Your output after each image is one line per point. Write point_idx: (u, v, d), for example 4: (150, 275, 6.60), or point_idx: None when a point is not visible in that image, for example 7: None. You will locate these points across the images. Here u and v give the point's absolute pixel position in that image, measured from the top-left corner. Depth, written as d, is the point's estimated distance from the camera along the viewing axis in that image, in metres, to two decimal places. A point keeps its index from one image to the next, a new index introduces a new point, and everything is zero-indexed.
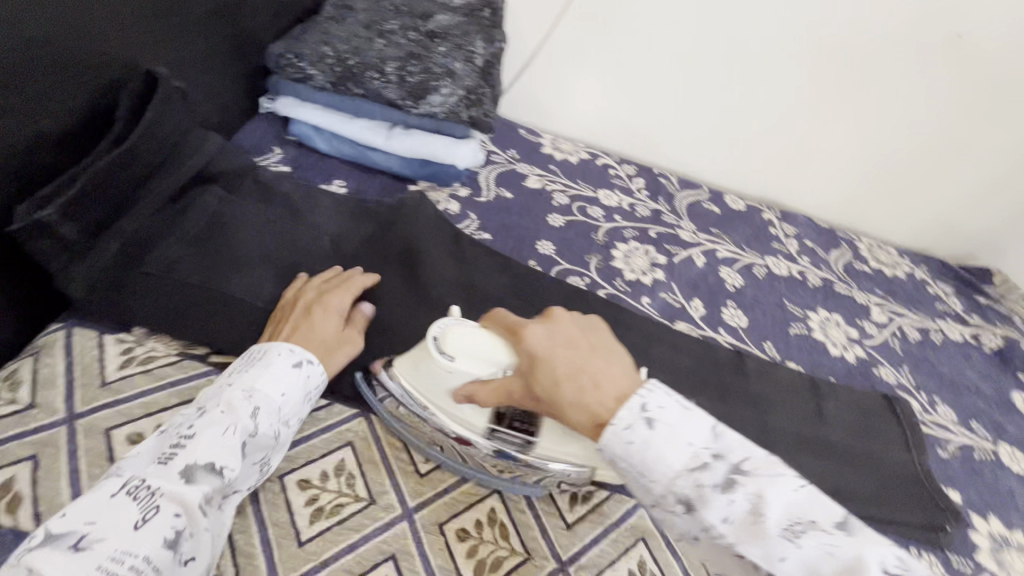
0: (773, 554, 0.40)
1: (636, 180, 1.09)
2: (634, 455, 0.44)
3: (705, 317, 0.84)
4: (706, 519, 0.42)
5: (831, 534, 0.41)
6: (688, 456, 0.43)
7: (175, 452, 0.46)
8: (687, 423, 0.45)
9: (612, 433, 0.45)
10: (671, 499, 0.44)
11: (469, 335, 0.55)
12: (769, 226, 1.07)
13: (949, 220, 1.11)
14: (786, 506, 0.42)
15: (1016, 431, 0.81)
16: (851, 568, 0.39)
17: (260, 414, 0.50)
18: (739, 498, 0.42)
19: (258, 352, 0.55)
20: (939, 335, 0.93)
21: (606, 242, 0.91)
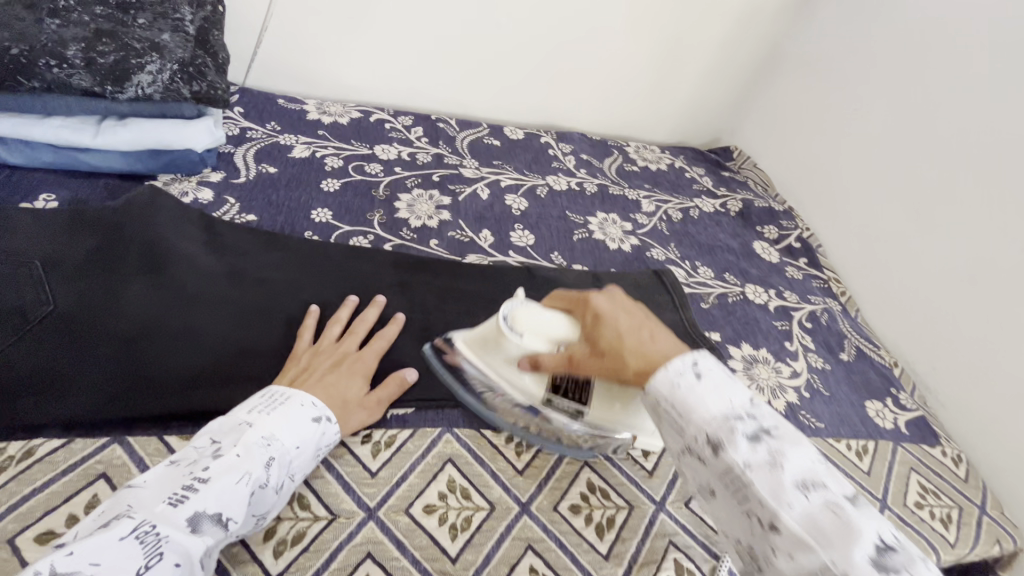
0: (779, 495, 0.40)
1: (415, 129, 1.08)
2: (679, 399, 0.47)
3: (494, 244, 0.88)
4: (732, 459, 0.42)
5: (840, 500, 0.39)
6: (726, 410, 0.45)
7: (187, 495, 0.41)
8: (734, 388, 0.47)
9: (664, 375, 0.48)
10: (701, 443, 0.45)
11: (536, 313, 0.60)
12: (547, 149, 1.15)
13: (691, 110, 1.34)
14: (799, 466, 0.42)
15: (757, 271, 0.99)
16: (849, 530, 0.38)
17: (273, 466, 0.47)
18: (763, 451, 0.42)
19: (281, 393, 0.53)
20: (696, 211, 1.10)
21: (387, 196, 0.90)
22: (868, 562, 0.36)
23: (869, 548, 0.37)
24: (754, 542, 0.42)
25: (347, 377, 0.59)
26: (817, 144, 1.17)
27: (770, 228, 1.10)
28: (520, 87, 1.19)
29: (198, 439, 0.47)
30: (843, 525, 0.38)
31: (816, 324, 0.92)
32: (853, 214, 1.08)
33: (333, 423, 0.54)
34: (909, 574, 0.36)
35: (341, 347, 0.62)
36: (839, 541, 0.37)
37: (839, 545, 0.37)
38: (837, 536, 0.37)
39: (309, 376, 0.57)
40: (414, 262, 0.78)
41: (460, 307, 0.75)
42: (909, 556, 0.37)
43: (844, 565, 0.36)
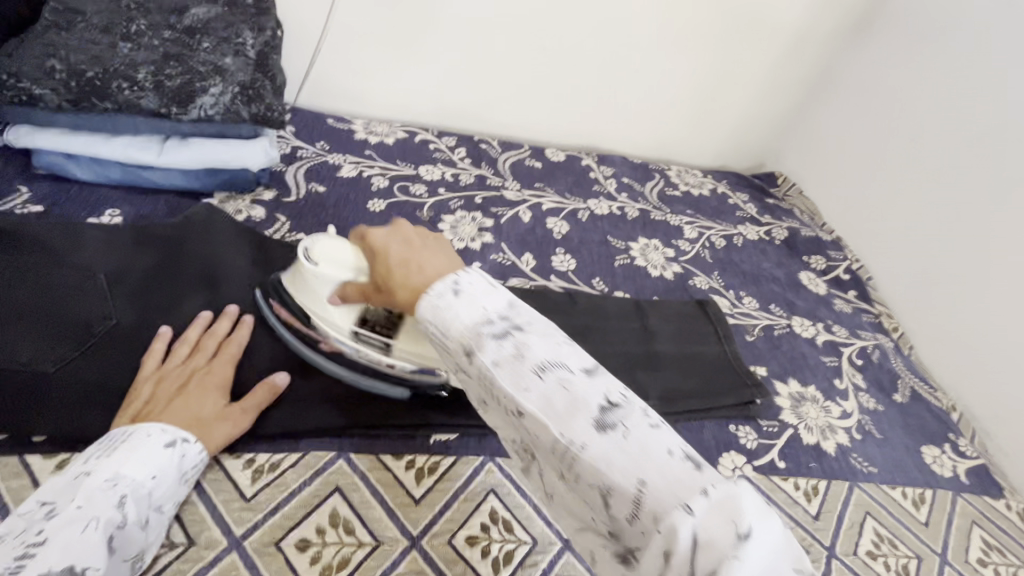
0: (520, 383, 0.38)
1: (459, 150, 1.10)
2: (435, 316, 0.42)
3: (536, 268, 0.88)
4: (479, 360, 0.39)
5: (574, 377, 0.38)
6: (479, 313, 0.41)
7: (25, 561, 0.38)
8: (493, 295, 0.42)
9: (433, 300, 0.42)
10: (456, 351, 0.41)
11: (333, 247, 0.58)
12: (589, 171, 1.15)
13: (735, 135, 1.32)
14: (532, 363, 0.38)
15: (804, 303, 0.97)
16: (578, 403, 0.36)
17: (127, 505, 0.44)
18: (508, 345, 0.39)
19: (122, 432, 0.49)
20: (739, 239, 1.08)
21: (432, 217, 0.91)
22: (592, 428, 0.35)
23: (593, 414, 0.36)
24: (521, 435, 0.40)
25: (202, 395, 0.55)
26: (868, 172, 1.13)
27: (817, 259, 1.07)
28: (564, 109, 1.20)
29: (23, 505, 0.43)
30: (571, 400, 0.37)
31: (867, 361, 0.89)
32: (906, 246, 1.04)
33: (194, 444, 0.50)
34: (630, 430, 0.35)
35: (185, 365, 0.57)
36: (571, 417, 0.36)
37: (565, 418, 0.36)
38: (583, 420, 0.36)
39: (154, 407, 0.52)
40: None
41: None
42: (630, 410, 0.36)
43: (571, 438, 0.36)
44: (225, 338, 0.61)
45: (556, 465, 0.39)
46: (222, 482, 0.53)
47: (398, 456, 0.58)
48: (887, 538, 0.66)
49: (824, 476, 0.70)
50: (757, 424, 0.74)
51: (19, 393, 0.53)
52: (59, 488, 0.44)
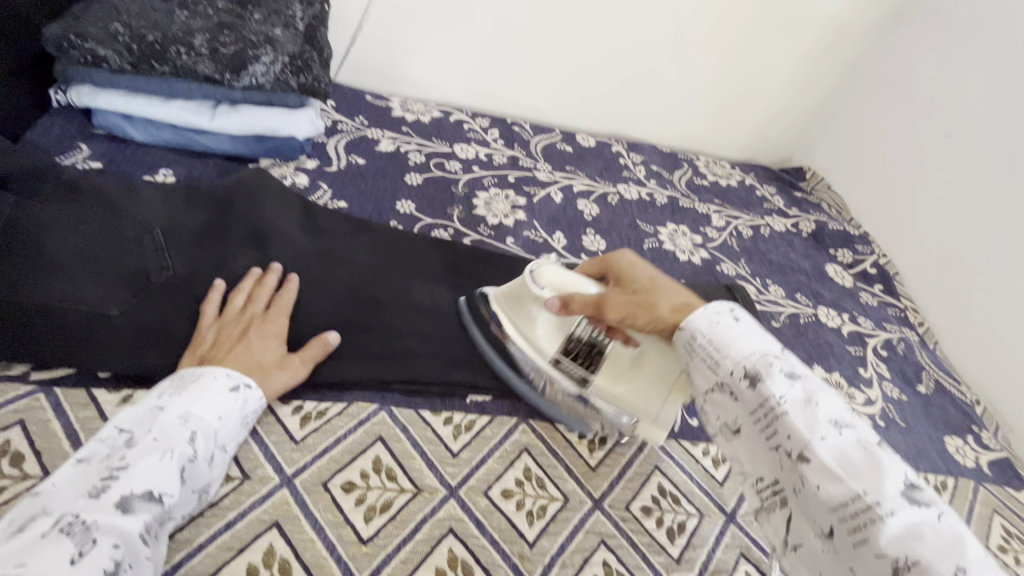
0: (817, 430, 0.43)
1: (492, 131, 1.12)
2: (717, 338, 0.51)
3: (567, 246, 0.90)
4: (769, 389, 0.46)
5: (871, 442, 0.43)
6: (758, 357, 0.48)
7: (107, 485, 0.41)
8: (765, 340, 0.51)
9: (705, 316, 0.53)
10: (739, 377, 0.48)
11: (559, 271, 0.62)
12: (619, 158, 1.17)
13: (765, 128, 1.32)
14: (829, 411, 0.45)
15: (830, 294, 0.98)
16: (879, 466, 0.41)
17: (198, 439, 0.47)
18: (798, 387, 0.46)
19: (191, 372, 0.52)
20: (767, 230, 1.09)
21: (466, 193, 0.93)
22: (899, 496, 0.39)
23: (900, 484, 0.40)
24: (784, 480, 0.45)
25: (259, 343, 0.57)
26: (897, 170, 1.14)
27: (845, 252, 1.08)
28: (597, 95, 1.21)
29: (103, 430, 0.46)
30: (873, 463, 0.41)
31: (892, 352, 0.89)
32: (935, 243, 1.04)
33: (254, 388, 0.53)
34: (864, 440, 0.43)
35: (245, 316, 0.60)
36: (865, 467, 0.41)
37: (868, 479, 0.40)
38: (874, 475, 0.41)
39: (218, 353, 0.55)
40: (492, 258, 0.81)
41: None
42: (927, 492, 0.40)
43: (881, 500, 0.39)
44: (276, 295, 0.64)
45: (809, 515, 0.42)
46: (273, 424, 0.55)
47: (436, 413, 0.61)
48: None
49: None
50: None
51: (85, 331, 0.56)
52: (139, 418, 0.47)
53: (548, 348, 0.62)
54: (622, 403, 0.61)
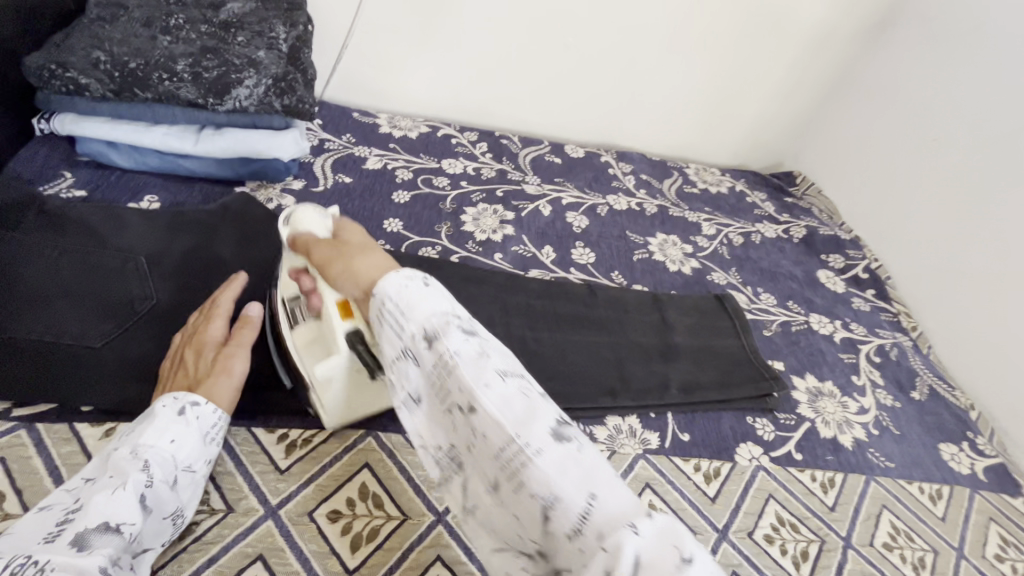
0: (478, 377, 0.42)
1: (480, 145, 1.12)
2: (400, 301, 0.46)
3: (557, 260, 0.89)
4: (443, 347, 0.43)
5: (532, 393, 0.42)
6: (440, 317, 0.44)
7: (63, 528, 0.41)
8: (448, 303, 0.46)
9: (404, 284, 0.46)
10: (419, 337, 0.44)
11: (315, 216, 0.61)
12: (608, 168, 1.17)
13: (754, 134, 1.32)
14: (486, 366, 0.42)
15: (822, 301, 0.97)
16: (574, 457, 0.39)
17: (153, 466, 0.46)
18: (466, 347, 0.43)
19: (143, 414, 0.50)
20: (758, 237, 1.09)
21: (454, 209, 0.93)
22: (549, 435, 0.39)
23: (552, 425, 0.40)
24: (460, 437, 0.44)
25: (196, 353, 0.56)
26: (887, 173, 1.13)
27: (836, 257, 1.08)
28: (585, 106, 1.21)
29: (67, 482, 0.46)
30: (527, 408, 0.41)
31: (885, 359, 0.89)
32: (926, 246, 1.04)
33: (203, 402, 0.51)
34: (577, 447, 0.40)
35: (183, 333, 0.59)
36: (523, 425, 0.40)
37: (524, 423, 0.40)
38: (579, 477, 0.38)
39: (163, 379, 0.54)
40: (480, 275, 0.80)
41: (523, 320, 0.76)
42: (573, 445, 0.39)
43: (529, 442, 0.39)
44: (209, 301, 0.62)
45: (482, 468, 0.42)
46: (257, 454, 0.55)
47: None
48: (903, 531, 0.66)
49: (840, 469, 0.71)
50: (774, 417, 0.74)
51: (68, 365, 0.56)
52: (96, 461, 0.47)
53: (284, 289, 0.61)
54: (325, 387, 0.54)
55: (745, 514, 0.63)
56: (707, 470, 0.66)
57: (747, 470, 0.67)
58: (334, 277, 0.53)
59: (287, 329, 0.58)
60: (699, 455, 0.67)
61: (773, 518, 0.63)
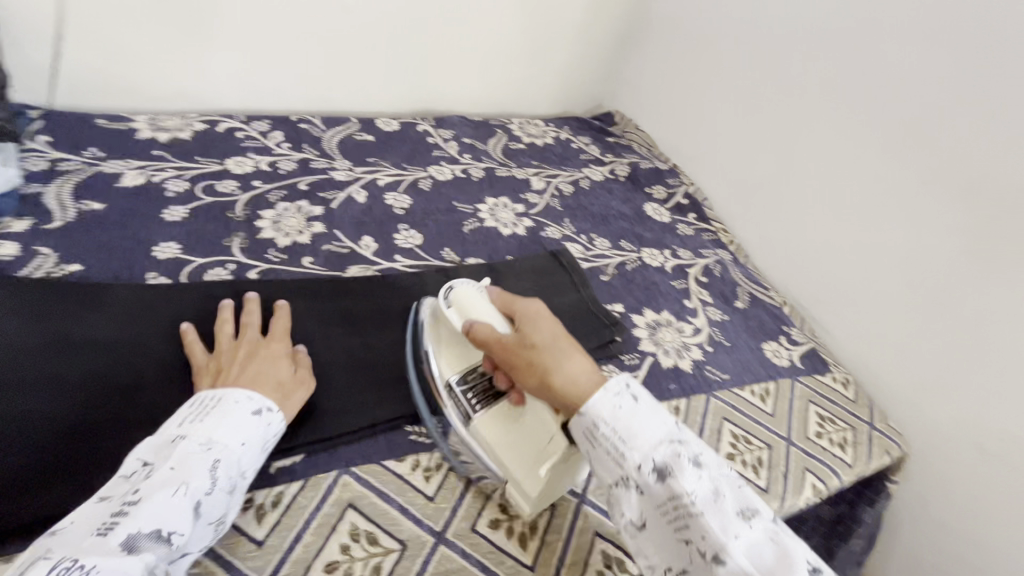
0: (720, 522, 0.43)
1: (273, 134, 0.97)
2: (620, 420, 0.48)
3: (379, 250, 0.81)
4: (679, 484, 0.45)
5: (763, 520, 0.44)
6: (664, 437, 0.47)
7: (117, 521, 0.38)
8: (661, 414, 0.49)
9: (603, 397, 0.49)
10: (646, 470, 0.46)
11: (480, 296, 0.63)
12: (427, 137, 1.09)
13: (569, 78, 1.32)
14: (732, 505, 0.44)
15: (650, 234, 1.01)
16: (777, 551, 0.42)
17: (217, 469, 0.44)
18: (702, 478, 0.45)
19: (211, 396, 0.49)
20: (586, 182, 1.10)
21: (248, 215, 0.80)
22: None
23: (803, 571, 0.41)
24: (682, 563, 0.45)
25: (272, 362, 0.56)
26: (688, 99, 1.19)
27: (658, 188, 1.13)
28: (389, 70, 1.11)
29: (124, 466, 0.43)
30: (779, 553, 0.42)
31: (711, 276, 0.95)
32: (728, 163, 1.11)
33: (276, 411, 0.51)
34: (800, 555, 0.42)
35: (240, 344, 0.57)
36: (761, 568, 0.41)
37: (770, 567, 0.41)
38: None
39: (233, 376, 0.53)
40: (286, 288, 0.70)
41: (344, 327, 0.68)
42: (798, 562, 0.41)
43: None
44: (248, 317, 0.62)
45: None
46: None
47: None
48: (741, 436, 0.71)
49: (684, 395, 0.74)
50: (619, 362, 0.75)
51: None
52: (164, 449, 0.44)
53: (451, 370, 0.62)
54: (493, 441, 0.58)
55: None
56: None
57: None
58: (529, 366, 0.54)
59: (471, 413, 0.59)
60: None
61: None
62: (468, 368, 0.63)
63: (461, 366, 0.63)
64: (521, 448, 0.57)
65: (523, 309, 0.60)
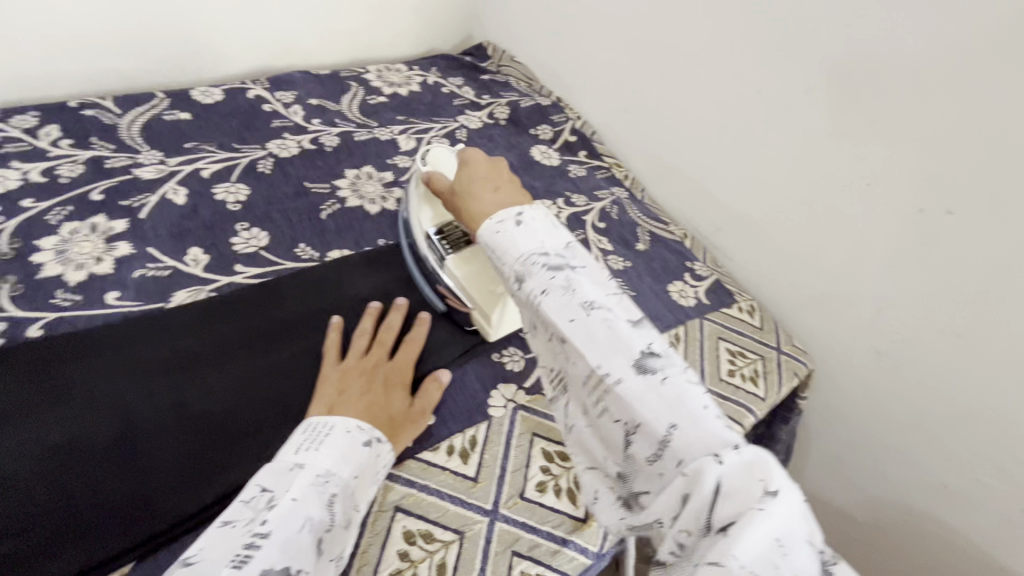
0: (568, 316, 0.40)
1: (46, 130, 0.75)
2: (496, 244, 0.45)
3: (212, 263, 0.66)
4: (530, 289, 0.43)
5: (620, 321, 0.40)
6: (542, 250, 0.44)
7: (251, 552, 0.37)
8: (553, 232, 0.45)
9: (489, 225, 0.46)
10: (512, 271, 0.44)
11: (449, 158, 0.65)
12: (261, 104, 0.90)
13: (428, 8, 1.14)
14: (584, 289, 0.41)
15: (541, 183, 0.91)
16: (676, 401, 0.37)
17: (335, 503, 0.44)
18: (564, 277, 0.42)
19: (323, 422, 0.50)
20: (463, 132, 0.97)
21: (17, 250, 0.61)
22: (631, 367, 0.38)
23: (636, 358, 0.39)
24: (557, 363, 0.44)
25: (387, 393, 0.56)
26: (557, 18, 1.06)
27: (544, 128, 1.02)
28: (194, 25, 0.90)
29: (244, 492, 0.44)
30: (615, 339, 0.39)
31: (609, 221, 0.88)
32: (609, 89, 1.01)
33: (386, 440, 0.51)
34: (669, 376, 0.38)
35: (367, 362, 0.58)
36: (615, 357, 0.39)
37: (607, 353, 0.39)
38: (660, 406, 0.37)
39: (352, 397, 0.54)
40: (84, 342, 0.54)
41: (176, 376, 0.54)
42: (668, 364, 0.39)
43: (611, 373, 0.39)
44: (395, 329, 0.62)
45: (574, 392, 0.43)
46: None
47: None
48: None
49: None
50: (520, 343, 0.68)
51: None
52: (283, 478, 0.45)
53: (428, 223, 0.67)
54: (475, 288, 0.63)
55: (512, 475, 0.56)
56: (462, 446, 0.57)
57: (505, 420, 0.60)
58: (457, 214, 0.53)
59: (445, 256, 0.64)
60: (449, 434, 0.58)
61: (540, 459, 0.58)
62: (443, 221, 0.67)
63: (437, 221, 0.67)
64: (484, 278, 0.63)
65: (462, 156, 0.56)
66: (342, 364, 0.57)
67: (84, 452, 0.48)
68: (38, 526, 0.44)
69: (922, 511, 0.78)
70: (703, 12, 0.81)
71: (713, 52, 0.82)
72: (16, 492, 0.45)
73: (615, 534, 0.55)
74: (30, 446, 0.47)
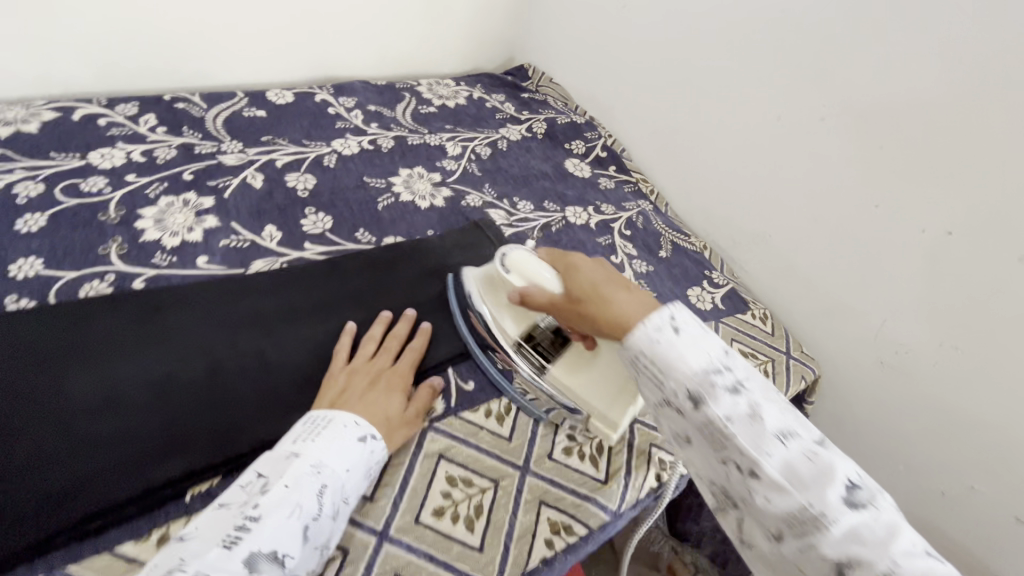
0: (761, 445, 0.40)
1: (145, 118, 0.85)
2: (659, 356, 0.45)
3: (285, 240, 0.74)
4: (713, 412, 0.42)
5: (814, 447, 0.40)
6: (706, 360, 0.44)
7: (240, 535, 0.42)
8: (709, 338, 0.46)
9: (643, 330, 0.46)
10: (681, 397, 0.44)
11: (535, 258, 0.61)
12: (326, 107, 1.00)
13: (477, 30, 1.25)
14: (778, 426, 0.41)
15: (573, 192, 0.99)
16: (826, 472, 0.39)
17: (324, 494, 0.47)
18: (744, 402, 0.42)
19: (322, 416, 0.53)
20: (504, 142, 1.06)
21: (124, 217, 0.70)
22: (843, 504, 0.37)
23: (842, 489, 0.38)
24: (729, 485, 0.42)
25: (387, 394, 0.58)
26: (595, 46, 1.16)
27: (577, 143, 1.11)
28: (275, 35, 1.01)
29: (244, 476, 0.47)
30: (817, 469, 0.39)
31: (634, 229, 0.95)
32: (640, 112, 1.09)
33: (380, 440, 0.54)
34: (877, 511, 0.38)
35: (369, 367, 0.61)
36: (822, 486, 0.38)
37: (815, 487, 0.38)
38: (880, 543, 0.36)
39: (351, 397, 0.56)
40: (180, 295, 0.63)
41: (256, 330, 0.62)
42: (870, 494, 0.39)
43: (819, 507, 0.38)
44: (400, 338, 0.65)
45: (755, 519, 0.41)
46: None
47: (140, 541, 0.47)
48: None
49: None
50: None
51: None
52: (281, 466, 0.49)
53: (512, 331, 0.64)
54: (588, 396, 0.61)
55: (542, 439, 0.63)
56: (498, 411, 0.64)
57: None
58: (588, 317, 0.53)
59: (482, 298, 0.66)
60: (487, 399, 0.65)
61: (567, 428, 0.65)
62: (527, 325, 0.65)
63: (522, 327, 0.64)
64: (598, 388, 0.61)
65: (565, 262, 0.58)
66: (343, 367, 0.60)
67: (182, 384, 0.56)
68: (143, 439, 0.51)
69: (919, 516, 0.82)
70: (730, 46, 0.90)
71: (738, 81, 0.90)
72: (128, 409, 0.53)
73: (632, 497, 0.61)
74: (137, 375, 0.55)
